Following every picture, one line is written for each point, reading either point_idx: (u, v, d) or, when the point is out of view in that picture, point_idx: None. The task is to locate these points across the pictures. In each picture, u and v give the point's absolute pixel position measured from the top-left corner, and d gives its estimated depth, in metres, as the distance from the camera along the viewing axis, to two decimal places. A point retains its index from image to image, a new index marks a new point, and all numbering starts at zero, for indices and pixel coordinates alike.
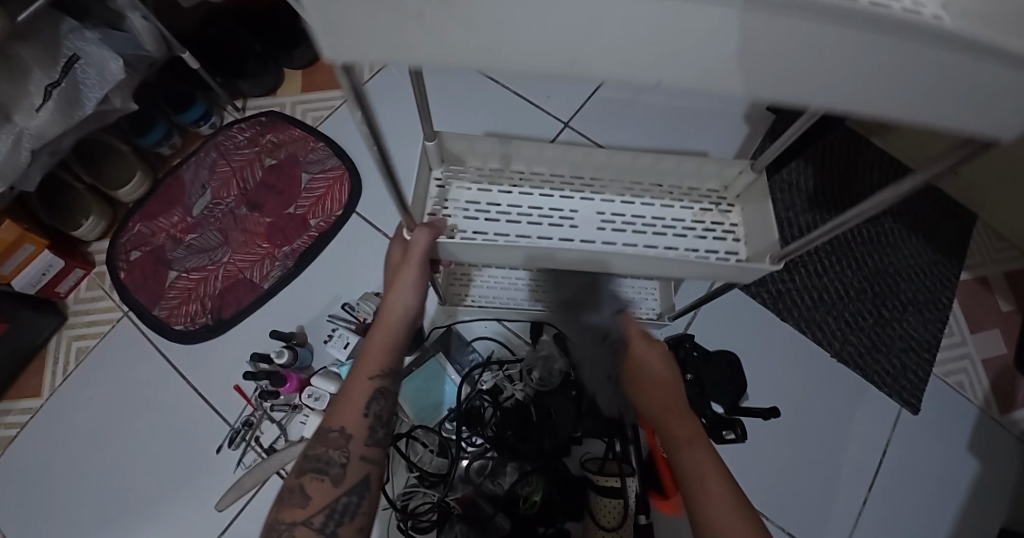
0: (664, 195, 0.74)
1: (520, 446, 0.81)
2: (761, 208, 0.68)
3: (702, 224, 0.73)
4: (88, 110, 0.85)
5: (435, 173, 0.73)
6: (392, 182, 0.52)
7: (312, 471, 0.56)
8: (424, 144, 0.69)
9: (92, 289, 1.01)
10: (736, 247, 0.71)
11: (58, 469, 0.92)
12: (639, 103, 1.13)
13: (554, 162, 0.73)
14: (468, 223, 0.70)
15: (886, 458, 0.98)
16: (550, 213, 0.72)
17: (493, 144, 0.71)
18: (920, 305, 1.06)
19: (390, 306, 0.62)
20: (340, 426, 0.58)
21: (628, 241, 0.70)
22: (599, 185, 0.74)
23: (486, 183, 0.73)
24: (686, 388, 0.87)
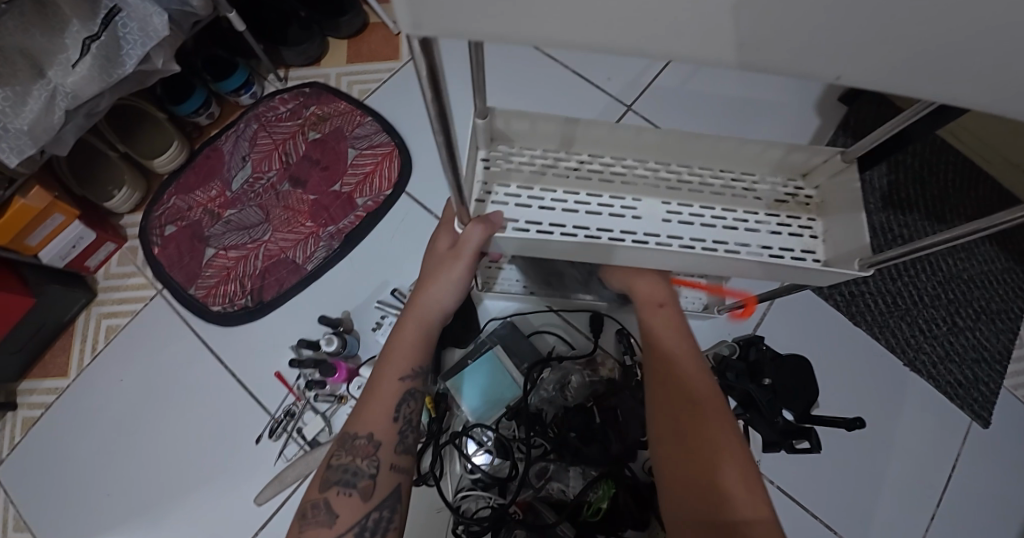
0: (735, 184, 0.61)
1: (585, 450, 0.74)
2: (845, 209, 0.55)
3: (774, 219, 0.60)
4: (127, 69, 0.79)
5: (481, 152, 0.60)
6: (452, 167, 0.40)
7: (339, 484, 0.50)
8: (475, 120, 0.56)
9: (122, 265, 0.95)
10: (813, 245, 0.59)
11: (88, 452, 0.87)
12: (705, 92, 1.06)
13: (615, 144, 0.60)
14: (520, 212, 0.58)
15: (958, 473, 0.93)
16: (608, 201, 0.59)
17: (547, 128, 0.58)
18: (993, 315, 1.00)
19: (426, 298, 0.54)
20: (367, 431, 0.52)
21: (694, 236, 0.58)
22: (665, 172, 0.61)
23: (539, 167, 0.60)
24: (757, 392, 0.79)
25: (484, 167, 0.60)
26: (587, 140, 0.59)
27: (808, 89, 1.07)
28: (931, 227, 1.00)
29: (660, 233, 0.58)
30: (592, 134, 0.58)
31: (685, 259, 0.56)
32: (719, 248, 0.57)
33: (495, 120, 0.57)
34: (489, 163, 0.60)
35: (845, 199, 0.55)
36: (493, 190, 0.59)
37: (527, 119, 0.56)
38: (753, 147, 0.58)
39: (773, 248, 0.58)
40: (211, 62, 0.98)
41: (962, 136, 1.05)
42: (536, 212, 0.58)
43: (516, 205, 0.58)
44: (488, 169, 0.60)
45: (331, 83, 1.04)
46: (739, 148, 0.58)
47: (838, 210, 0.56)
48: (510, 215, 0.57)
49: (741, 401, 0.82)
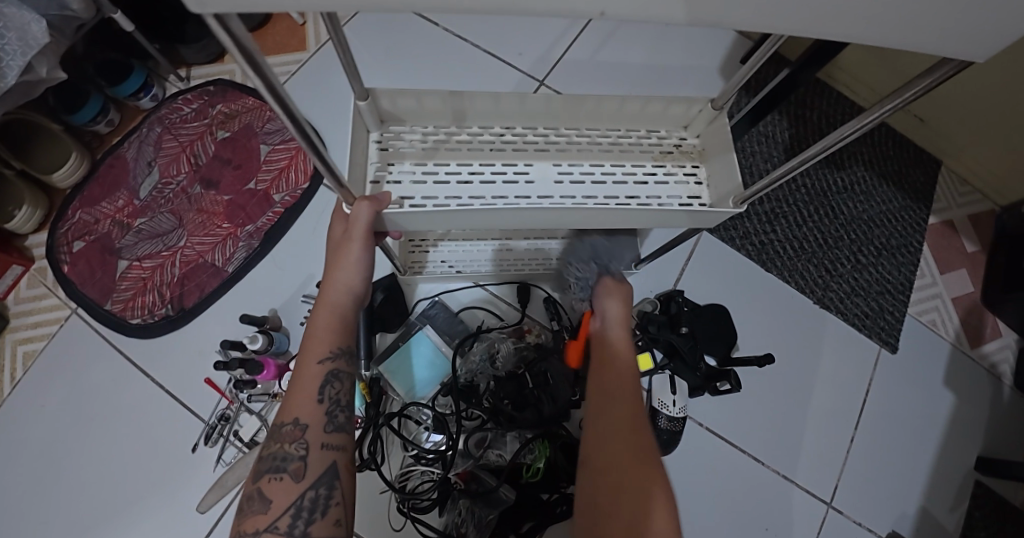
0: (622, 141, 0.63)
1: (518, 416, 0.77)
2: (721, 151, 0.58)
3: (661, 169, 0.62)
4: (10, 81, 0.74)
5: (372, 134, 0.61)
6: (318, 152, 0.44)
7: (270, 471, 0.50)
8: (357, 102, 0.56)
9: (33, 287, 0.92)
10: (699, 191, 0.61)
11: (16, 483, 0.85)
12: (612, 61, 1.08)
13: (502, 113, 0.61)
14: (416, 189, 0.58)
15: (872, 398, 1.01)
16: (501, 168, 0.61)
17: (431, 101, 0.59)
18: (894, 249, 1.07)
19: (331, 283, 0.55)
20: (293, 418, 0.52)
21: (586, 194, 0.60)
22: (554, 137, 0.63)
23: (433, 142, 0.62)
24: (678, 341, 0.84)
25: (377, 148, 0.61)
26: (474, 111, 0.61)
27: (711, 53, 1.10)
28: (829, 174, 1.10)
29: (553, 195, 0.60)
30: (476, 106, 0.60)
31: (580, 217, 0.58)
32: (608, 203, 0.59)
33: (378, 100, 0.58)
34: (383, 145, 0.61)
35: (719, 142, 0.59)
36: (388, 168, 0.60)
37: (409, 95, 0.57)
38: (631, 103, 0.60)
39: (660, 198, 0.60)
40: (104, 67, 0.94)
41: (852, 85, 1.11)
42: (432, 187, 0.59)
43: (411, 182, 0.59)
44: (383, 150, 0.61)
45: (237, 78, 1.01)
46: (620, 107, 0.61)
47: (716, 152, 0.60)
48: (404, 193, 0.58)
49: (667, 352, 0.87)
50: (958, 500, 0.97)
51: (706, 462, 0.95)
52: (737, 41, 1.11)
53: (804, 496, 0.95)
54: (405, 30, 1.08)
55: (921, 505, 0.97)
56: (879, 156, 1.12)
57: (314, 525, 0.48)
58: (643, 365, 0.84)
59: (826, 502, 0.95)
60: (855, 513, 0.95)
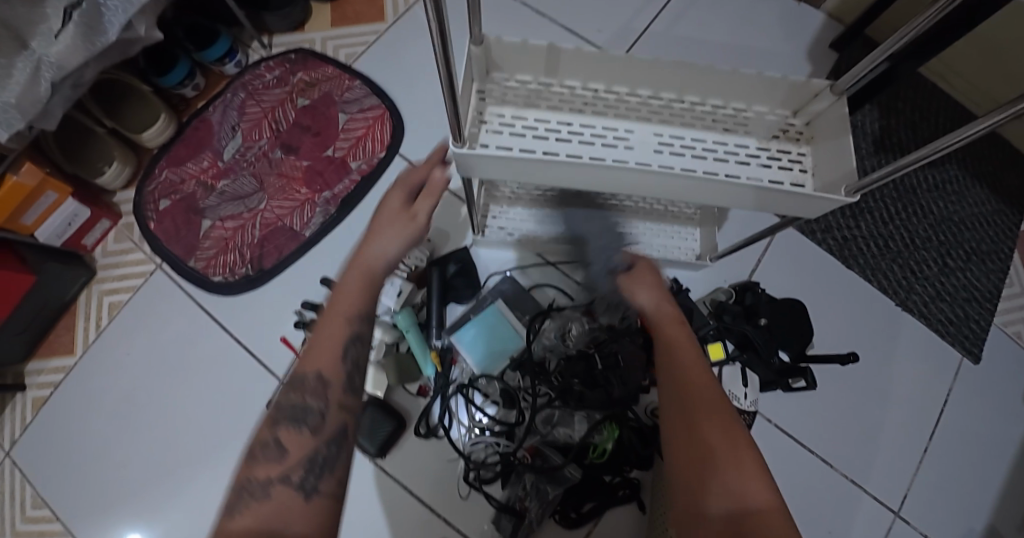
0: (728, 119, 0.61)
1: (587, 394, 0.75)
2: (836, 139, 0.55)
3: (765, 152, 0.60)
4: (110, 37, 0.78)
5: (475, 83, 0.60)
6: (448, 84, 0.43)
7: (288, 421, 0.48)
8: (469, 47, 0.55)
9: (120, 242, 0.97)
10: (803, 179, 0.58)
11: (101, 423, 0.90)
12: (693, 41, 1.05)
13: (607, 73, 0.59)
14: (514, 141, 0.58)
15: (949, 408, 0.96)
16: (601, 132, 0.60)
17: (538, 61, 0.58)
18: (983, 255, 1.01)
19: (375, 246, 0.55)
20: (317, 371, 0.50)
21: (685, 167, 0.58)
22: (657, 104, 0.61)
23: (534, 97, 0.61)
24: (755, 332, 0.81)
25: (477, 97, 0.60)
26: (578, 67, 0.59)
27: (798, 36, 1.05)
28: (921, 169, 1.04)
29: (650, 163, 0.58)
30: (583, 64, 0.58)
31: (681, 186, 0.55)
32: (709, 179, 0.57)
33: (487, 47, 0.57)
34: (484, 94, 0.60)
35: (835, 126, 0.55)
36: (486, 118, 0.59)
37: (519, 51, 0.57)
38: (744, 76, 0.57)
39: (762, 180, 0.58)
40: (193, 31, 0.97)
41: (949, 79, 1.04)
42: (530, 141, 0.58)
43: (510, 134, 0.59)
44: (482, 100, 0.60)
45: (317, 48, 1.03)
46: (733, 80, 0.58)
47: (829, 138, 0.56)
48: (503, 143, 0.58)
49: (739, 343, 0.84)
50: None
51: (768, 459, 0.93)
52: (827, 25, 1.06)
53: (867, 502, 0.92)
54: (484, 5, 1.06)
55: (990, 522, 0.93)
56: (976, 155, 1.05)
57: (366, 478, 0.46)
58: (715, 355, 0.81)
59: (893, 510, 0.92)
60: (922, 524, 0.92)
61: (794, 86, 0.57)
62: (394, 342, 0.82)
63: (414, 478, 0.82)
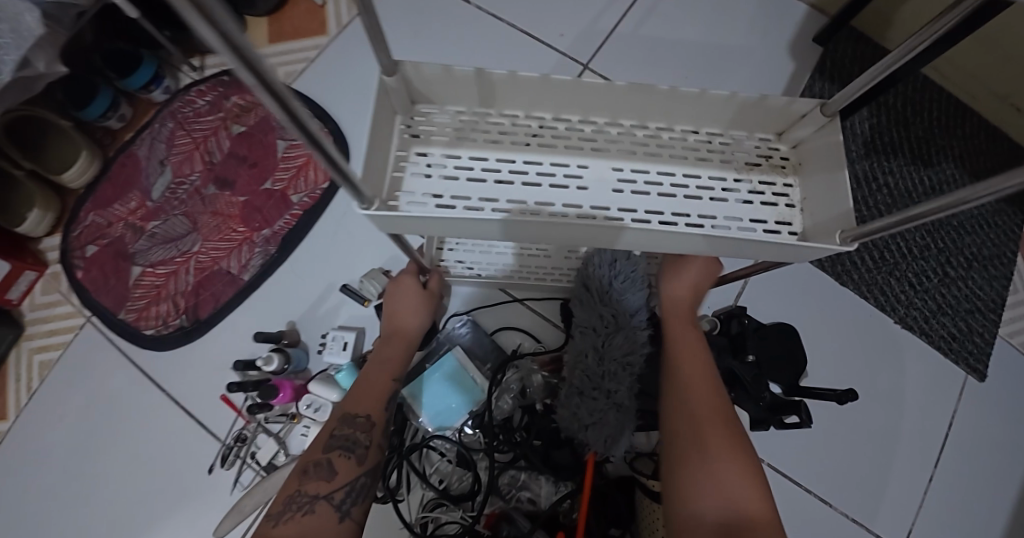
0: (700, 146, 0.51)
1: (554, 454, 0.68)
2: (826, 172, 0.45)
3: (746, 184, 0.50)
4: (4, 77, 0.69)
5: (399, 119, 0.51)
6: (334, 163, 0.33)
7: (339, 447, 0.53)
8: (382, 78, 0.45)
9: (48, 293, 0.88)
10: (790, 216, 0.49)
11: (35, 495, 0.82)
12: (667, 39, 0.95)
13: (554, 100, 0.50)
14: (444, 186, 0.48)
15: (964, 435, 0.87)
16: (550, 169, 0.50)
17: (469, 85, 0.48)
18: (985, 261, 0.92)
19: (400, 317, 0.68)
20: (366, 411, 0.57)
21: (650, 208, 0.48)
22: (616, 132, 0.52)
23: (469, 131, 0.51)
24: (740, 368, 0.73)
25: (403, 133, 0.50)
26: (517, 96, 0.49)
27: (782, 27, 0.95)
28: (916, 171, 0.92)
29: (608, 207, 0.48)
30: (522, 91, 0.48)
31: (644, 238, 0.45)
32: (677, 224, 0.48)
33: (408, 77, 0.47)
34: (411, 131, 0.51)
35: (823, 153, 0.46)
36: (413, 158, 0.50)
37: (446, 75, 0.46)
38: (717, 96, 0.47)
39: (742, 221, 0.48)
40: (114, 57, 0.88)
41: (949, 73, 0.93)
42: (465, 186, 0.49)
43: (440, 178, 0.49)
44: (410, 137, 0.51)
45: None
46: (702, 103, 0.48)
47: (818, 168, 0.47)
48: (430, 192, 0.48)
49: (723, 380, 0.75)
50: None
51: None
52: (815, 11, 0.96)
53: None
54: (435, 10, 0.97)
55: None
56: (978, 151, 0.93)
57: None
58: None
59: None
60: None
61: (776, 104, 0.47)
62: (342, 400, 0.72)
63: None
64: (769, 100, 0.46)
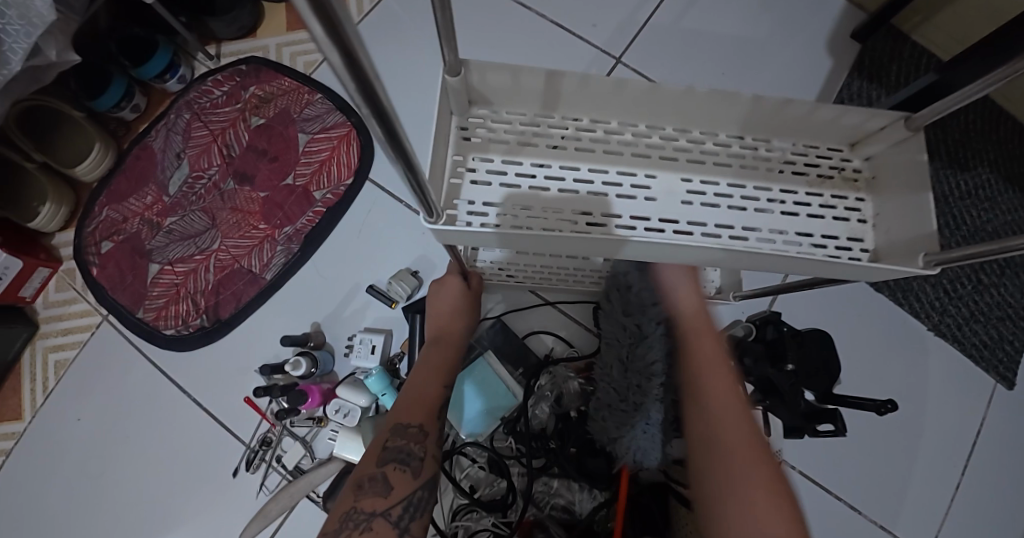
0: (770, 156, 0.49)
1: (588, 462, 0.67)
2: (907, 188, 0.43)
3: (817, 199, 0.48)
4: (14, 68, 0.65)
5: (455, 119, 0.48)
6: (419, 187, 0.32)
7: (393, 460, 0.51)
8: (444, 79, 0.43)
9: (62, 291, 0.86)
10: (861, 232, 0.47)
11: (54, 498, 0.81)
12: (702, 31, 0.92)
13: (621, 106, 0.47)
14: (506, 194, 0.46)
15: (997, 443, 0.85)
16: (616, 178, 0.47)
17: (531, 86, 0.45)
18: (1018, 268, 0.89)
19: (443, 322, 0.65)
20: (418, 421, 0.55)
21: (719, 222, 0.46)
22: (684, 139, 0.49)
23: (529, 134, 0.48)
24: (779, 377, 0.70)
25: (460, 136, 0.48)
26: (582, 100, 0.47)
27: (822, 19, 0.92)
28: (951, 175, 0.90)
29: (678, 221, 0.46)
30: (589, 95, 0.46)
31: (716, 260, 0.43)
32: (746, 241, 0.46)
33: (470, 77, 0.44)
34: (467, 134, 0.48)
35: (904, 169, 0.44)
36: (472, 163, 0.47)
37: (512, 77, 0.44)
38: (795, 107, 0.45)
39: (814, 237, 0.47)
40: (126, 44, 0.84)
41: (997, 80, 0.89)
42: (528, 194, 0.47)
43: (501, 185, 0.47)
44: (466, 140, 0.48)
45: (271, 57, 0.90)
46: (779, 112, 0.46)
47: (897, 184, 0.45)
48: (491, 201, 0.46)
49: (761, 388, 0.74)
50: None
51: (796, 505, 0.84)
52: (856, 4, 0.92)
53: None
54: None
55: None
56: (1012, 157, 0.90)
57: None
58: None
59: None
60: None
61: (857, 120, 0.45)
62: (371, 405, 0.71)
63: None
64: (853, 113, 0.44)
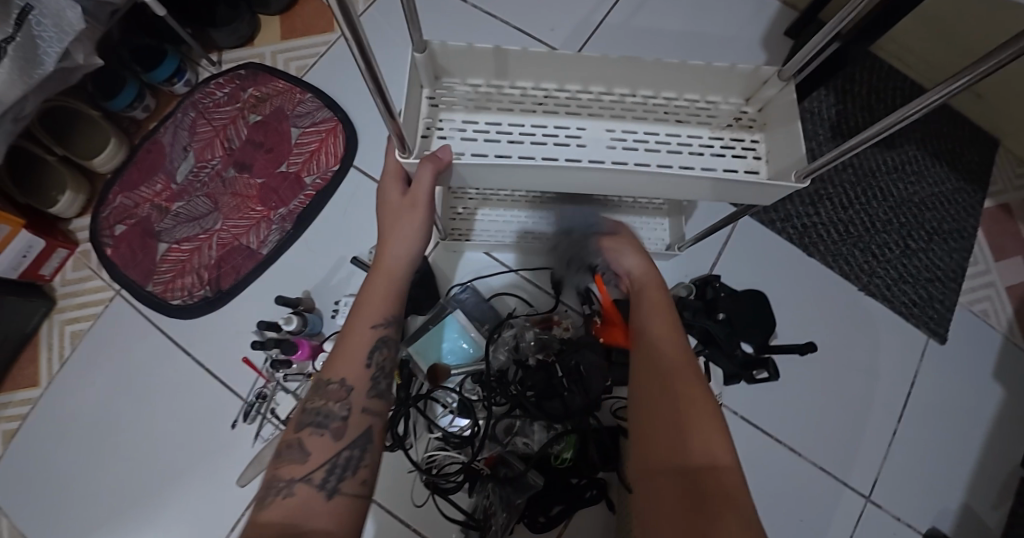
0: (680, 111, 0.61)
1: (546, 404, 0.74)
2: (785, 122, 0.55)
3: (719, 141, 0.59)
4: (49, 68, 0.76)
5: (425, 90, 0.60)
6: (380, 91, 0.42)
7: (312, 424, 0.49)
8: (413, 56, 0.54)
9: (78, 270, 0.96)
10: (757, 165, 0.58)
11: (69, 454, 0.89)
12: (648, 36, 1.04)
13: (558, 73, 0.59)
14: (466, 145, 0.57)
15: (915, 391, 0.96)
16: (554, 131, 0.60)
17: (482, 59, 0.57)
18: (945, 235, 1.01)
19: (390, 247, 0.54)
20: (340, 376, 0.51)
21: (638, 161, 0.58)
22: (610, 99, 0.61)
23: (484, 100, 0.60)
24: (715, 328, 0.82)
25: (428, 103, 0.59)
26: (525, 69, 0.59)
27: (752, 24, 1.05)
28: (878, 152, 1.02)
29: (605, 160, 0.58)
30: (529, 65, 0.58)
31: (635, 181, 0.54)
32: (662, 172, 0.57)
33: (434, 55, 0.56)
34: (434, 101, 0.59)
35: (783, 111, 0.55)
36: (439, 123, 0.59)
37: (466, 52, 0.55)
38: (691, 67, 0.57)
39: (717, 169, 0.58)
40: (139, 52, 0.96)
41: (905, 59, 1.04)
42: (484, 144, 0.58)
43: (462, 138, 0.58)
44: (433, 106, 0.59)
45: (267, 62, 1.02)
46: (679, 73, 0.58)
47: (779, 124, 0.56)
48: (455, 148, 0.57)
49: (702, 339, 0.84)
50: (1001, 495, 0.93)
51: (738, 450, 0.94)
52: (781, 12, 1.05)
53: (841, 488, 0.92)
54: (436, 9, 1.05)
55: (963, 502, 0.93)
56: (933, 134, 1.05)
57: (345, 483, 0.46)
58: None
59: (864, 495, 0.92)
60: (893, 506, 0.92)
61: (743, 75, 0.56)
62: None
63: (380, 491, 0.83)
64: (737, 70, 0.56)
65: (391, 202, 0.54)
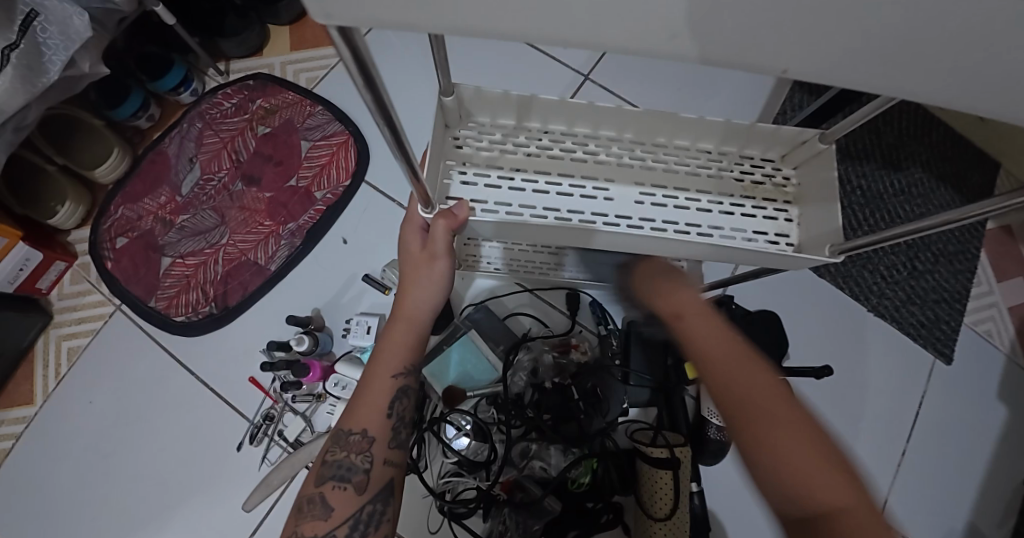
0: (708, 165, 0.59)
1: (562, 428, 0.75)
2: (820, 197, 0.54)
3: (748, 201, 0.58)
4: (53, 76, 0.74)
5: (451, 131, 0.59)
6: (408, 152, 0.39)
7: (333, 479, 0.48)
8: (441, 97, 0.54)
9: (77, 283, 0.93)
10: (787, 229, 0.58)
11: (65, 475, 0.86)
12: (660, 56, 1.05)
13: (586, 119, 0.58)
14: (490, 194, 0.56)
15: (924, 412, 0.97)
16: (581, 183, 0.58)
17: (510, 101, 0.56)
18: (950, 257, 1.03)
19: (410, 297, 0.52)
20: (362, 427, 0.50)
21: (666, 219, 0.56)
22: (638, 151, 0.60)
23: (509, 147, 0.59)
24: None
25: (453, 145, 0.58)
26: (555, 115, 0.58)
27: None
28: (886, 175, 1.03)
29: (632, 217, 0.56)
30: (557, 109, 0.57)
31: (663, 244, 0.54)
32: (689, 233, 0.56)
33: (462, 96, 0.55)
34: (459, 141, 0.58)
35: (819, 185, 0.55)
36: (460, 169, 0.57)
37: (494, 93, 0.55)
38: (723, 120, 0.56)
39: (745, 233, 0.57)
40: (144, 61, 0.93)
41: None
42: (508, 195, 0.56)
43: (485, 186, 0.57)
44: (457, 146, 0.58)
45: (276, 73, 1.00)
46: (710, 127, 0.56)
47: (815, 199, 0.55)
48: (477, 198, 0.56)
49: None
50: (1008, 516, 0.93)
51: None
52: None
53: None
54: None
55: (972, 523, 0.93)
56: (942, 158, 1.04)
57: (372, 537, 0.47)
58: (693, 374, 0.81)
59: None
60: (903, 528, 0.92)
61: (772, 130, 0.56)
62: None
63: None
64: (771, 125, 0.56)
65: (408, 254, 0.52)
